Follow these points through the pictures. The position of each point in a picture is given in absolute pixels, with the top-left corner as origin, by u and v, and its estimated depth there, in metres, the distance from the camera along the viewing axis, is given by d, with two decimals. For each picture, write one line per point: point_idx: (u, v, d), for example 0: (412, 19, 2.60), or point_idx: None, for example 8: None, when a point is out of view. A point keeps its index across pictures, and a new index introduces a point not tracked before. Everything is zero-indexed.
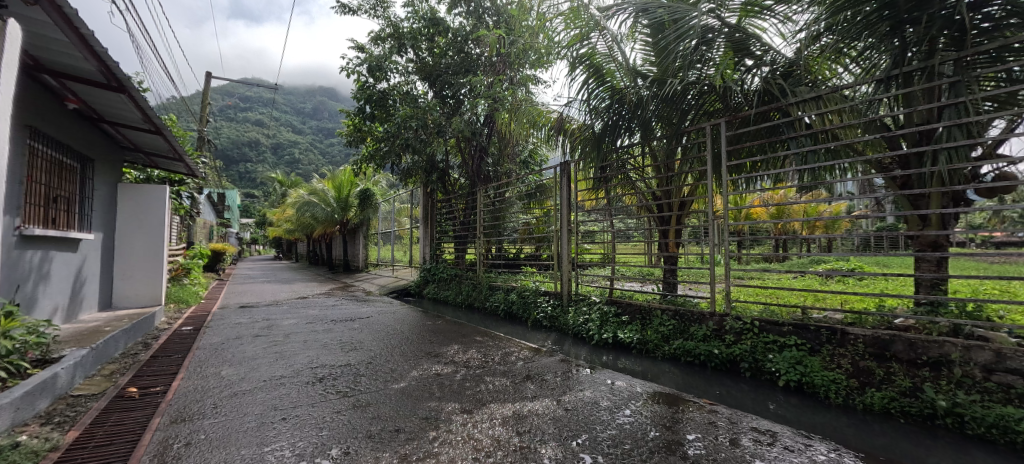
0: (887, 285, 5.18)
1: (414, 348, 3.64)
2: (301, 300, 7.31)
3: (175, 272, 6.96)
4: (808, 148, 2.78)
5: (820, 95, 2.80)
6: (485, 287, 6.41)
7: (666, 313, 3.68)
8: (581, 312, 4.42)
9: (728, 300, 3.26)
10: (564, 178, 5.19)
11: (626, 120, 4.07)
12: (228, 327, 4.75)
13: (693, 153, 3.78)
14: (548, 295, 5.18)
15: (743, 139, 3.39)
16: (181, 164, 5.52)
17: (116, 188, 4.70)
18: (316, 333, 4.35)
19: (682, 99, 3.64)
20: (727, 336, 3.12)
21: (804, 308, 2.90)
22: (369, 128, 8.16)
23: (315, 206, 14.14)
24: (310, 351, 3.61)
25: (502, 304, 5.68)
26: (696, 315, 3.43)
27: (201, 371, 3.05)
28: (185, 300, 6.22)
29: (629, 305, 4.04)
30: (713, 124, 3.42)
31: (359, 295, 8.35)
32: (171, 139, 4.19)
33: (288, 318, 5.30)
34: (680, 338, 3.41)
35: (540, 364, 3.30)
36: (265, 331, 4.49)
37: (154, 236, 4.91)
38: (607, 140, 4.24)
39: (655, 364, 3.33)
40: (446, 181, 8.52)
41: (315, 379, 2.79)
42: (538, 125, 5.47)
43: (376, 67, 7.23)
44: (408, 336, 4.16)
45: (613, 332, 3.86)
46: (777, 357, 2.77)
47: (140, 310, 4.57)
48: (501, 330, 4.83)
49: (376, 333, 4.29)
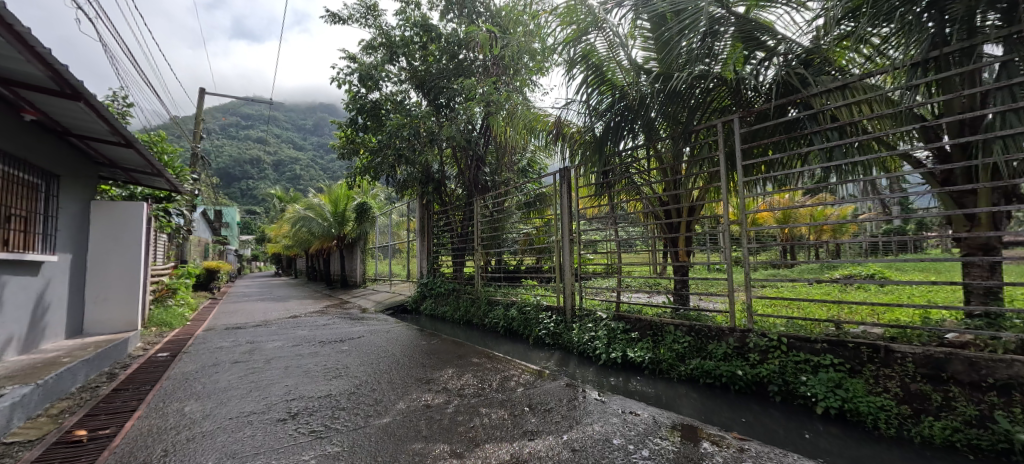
0: (913, 292, 4.83)
1: (403, 374, 3.31)
2: (292, 319, 6.98)
3: (159, 293, 6.64)
4: (835, 144, 2.51)
5: (846, 83, 2.54)
6: (484, 302, 6.07)
7: (680, 328, 3.36)
8: (586, 329, 4.08)
9: (750, 314, 2.93)
10: (563, 185, 4.93)
11: (628, 121, 3.82)
12: (208, 352, 4.43)
13: (704, 153, 3.50)
14: (550, 311, 4.84)
15: (758, 137, 3.12)
16: (163, 180, 5.28)
17: (90, 207, 4.44)
18: (299, 358, 4.02)
19: (686, 96, 3.37)
20: (751, 354, 2.80)
21: (838, 321, 2.58)
22: (362, 139, 7.94)
23: (311, 221, 13.91)
24: (289, 379, 3.27)
25: (502, 321, 5.34)
26: (714, 331, 3.11)
27: (162, 407, 2.71)
28: (168, 323, 5.90)
29: (639, 320, 3.72)
30: (724, 121, 3.15)
31: (353, 313, 8.01)
32: (144, 152, 3.96)
33: (273, 341, 4.96)
34: (697, 357, 3.07)
35: (542, 390, 2.96)
36: (246, 356, 4.15)
37: (131, 256, 4.63)
38: (609, 143, 3.97)
39: (670, 388, 2.99)
40: (442, 192, 8.27)
41: (287, 416, 2.45)
42: (535, 130, 5.22)
43: (367, 76, 7.06)
44: (399, 359, 3.82)
45: (622, 350, 3.52)
46: (811, 379, 2.44)
47: (111, 336, 4.25)
48: (500, 349, 4.48)
49: (364, 357, 3.95)
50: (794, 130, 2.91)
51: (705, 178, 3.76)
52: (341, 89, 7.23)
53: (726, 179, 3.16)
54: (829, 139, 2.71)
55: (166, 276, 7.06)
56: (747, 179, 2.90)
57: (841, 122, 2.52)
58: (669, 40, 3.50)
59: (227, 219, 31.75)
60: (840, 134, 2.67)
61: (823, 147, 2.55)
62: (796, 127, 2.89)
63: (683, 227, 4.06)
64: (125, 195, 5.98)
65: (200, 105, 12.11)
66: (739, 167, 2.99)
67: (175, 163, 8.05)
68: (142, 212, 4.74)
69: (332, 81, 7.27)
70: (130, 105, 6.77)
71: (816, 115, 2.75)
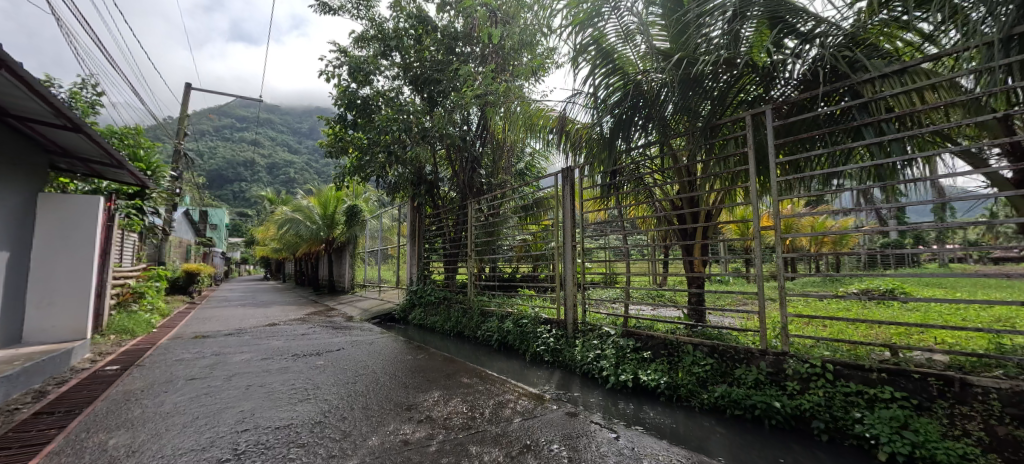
0: (943, 310, 4.46)
1: (381, 397, 2.85)
2: (269, 328, 6.46)
3: (123, 297, 6.09)
4: (890, 136, 2.17)
5: (906, 67, 2.19)
6: (477, 313, 5.61)
7: (700, 349, 2.94)
8: (590, 346, 3.64)
9: (786, 336, 2.54)
10: (565, 190, 4.54)
11: (639, 115, 3.43)
12: (165, 365, 3.92)
13: (729, 149, 3.13)
14: (549, 325, 4.40)
15: (794, 131, 2.77)
16: (127, 173, 4.83)
17: (37, 199, 3.96)
18: (265, 375, 3.52)
19: (709, 86, 3.00)
20: (789, 383, 2.40)
21: (895, 346, 2.20)
22: (351, 137, 7.50)
23: (299, 223, 13.38)
24: (247, 404, 2.79)
25: (496, 333, 4.89)
26: (742, 353, 2.70)
27: (82, 440, 2.22)
28: (130, 330, 5.36)
29: (650, 338, 3.30)
30: (754, 113, 2.78)
31: (337, 321, 7.50)
32: (95, 140, 3.52)
33: (241, 353, 4.45)
34: (722, 383, 2.67)
35: (543, 421, 2.52)
36: (205, 372, 3.65)
37: (83, 256, 4.14)
38: (618, 141, 3.59)
39: (691, 419, 2.57)
40: (435, 194, 7.86)
41: (231, 455, 1.98)
42: (536, 128, 4.83)
43: (357, 69, 6.66)
44: (378, 378, 3.35)
45: (632, 372, 3.09)
46: (867, 416, 2.05)
47: (50, 347, 3.72)
48: (494, 367, 4.03)
49: (339, 375, 3.47)
50: (838, 123, 2.56)
51: (725, 179, 3.39)
52: (330, 82, 6.81)
53: (755, 179, 2.80)
54: (881, 132, 2.37)
55: (134, 279, 6.51)
56: (782, 179, 2.53)
57: (899, 112, 2.18)
58: (688, 25, 3.11)
59: (215, 221, 31.02)
60: (897, 126, 2.32)
61: (875, 141, 2.21)
62: (841, 119, 2.55)
63: (699, 233, 3.66)
64: (87, 189, 5.47)
65: (186, 100, 11.62)
66: (773, 164, 2.64)
67: (152, 158, 7.55)
68: (97, 206, 4.27)
69: (320, 74, 6.85)
70: (100, 94, 6.30)
71: (867, 105, 2.41)
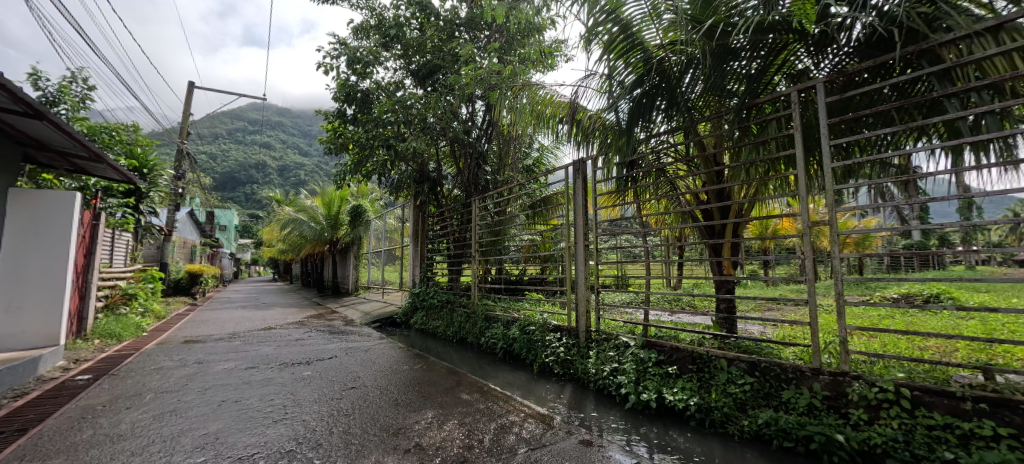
0: (1003, 321, 3.97)
1: (365, 419, 2.48)
2: (262, 332, 6.14)
3: (112, 299, 5.82)
4: (984, 109, 1.75)
5: (1006, 22, 1.75)
6: (481, 318, 5.22)
7: (737, 365, 2.53)
8: (605, 358, 3.22)
9: (846, 353, 2.11)
10: (576, 184, 4.13)
11: (659, 98, 3.03)
12: (140, 375, 3.60)
13: (770, 131, 2.70)
14: (559, 332, 3.99)
15: (851, 108, 2.34)
16: (112, 169, 4.65)
17: (7, 196, 3.70)
18: (244, 389, 3.17)
19: (744, 59, 2.58)
20: (852, 411, 1.98)
21: (995, 369, 1.76)
22: (351, 132, 7.19)
23: (303, 223, 13.21)
24: (214, 424, 2.43)
25: (500, 341, 4.49)
26: (791, 370, 2.28)
27: None
28: (115, 335, 5.08)
29: (676, 350, 2.88)
30: (801, 88, 2.37)
31: (336, 325, 7.17)
32: (61, 127, 3.30)
33: (225, 361, 4.12)
34: (767, 407, 2.24)
35: (552, 451, 2.12)
36: (179, 383, 3.31)
37: (56, 255, 3.86)
38: (636, 127, 3.18)
39: (730, 450, 2.15)
40: (438, 192, 7.54)
41: None
42: (543, 117, 4.44)
43: (356, 59, 6.34)
44: (367, 394, 2.98)
45: (656, 390, 2.66)
46: (964, 458, 1.59)
47: (16, 354, 3.42)
48: (497, 380, 3.63)
49: (325, 388, 3.10)
50: (909, 95, 2.14)
51: (760, 169, 2.98)
52: (328, 75, 6.49)
53: (804, 166, 2.37)
54: (968, 105, 1.94)
55: (126, 280, 6.27)
56: (835, 167, 2.12)
57: (995, 77, 1.75)
58: None
59: (224, 222, 31.11)
60: (989, 96, 1.89)
61: (965, 114, 1.78)
62: (913, 91, 2.12)
63: (729, 231, 3.22)
64: (74, 186, 5.25)
65: (188, 98, 11.46)
66: (826, 148, 2.23)
67: (148, 156, 7.34)
68: (74, 202, 4.01)
69: (318, 66, 6.55)
70: (91, 89, 6.12)
71: (948, 72, 1.98)
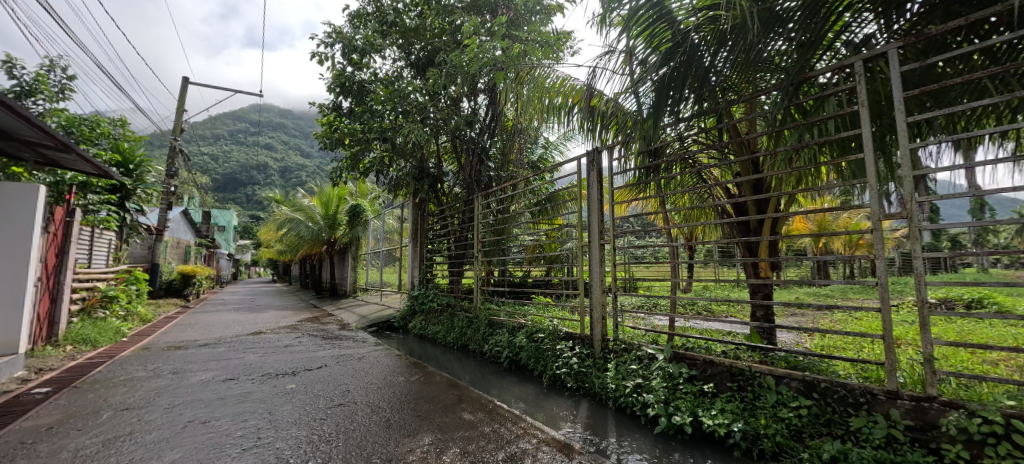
0: None
1: (350, 447, 2.09)
2: (251, 337, 5.76)
3: (90, 302, 5.46)
4: None
5: None
6: (484, 324, 4.83)
7: (788, 384, 2.16)
8: (627, 370, 2.84)
9: (934, 374, 1.73)
10: (591, 179, 3.72)
11: (688, 77, 2.66)
12: (103, 389, 3.22)
13: (823, 111, 2.31)
14: (571, 340, 3.61)
15: (929, 79, 1.97)
16: (85, 162, 4.30)
17: None
18: (215, 406, 2.79)
19: (794, 26, 2.21)
20: (949, 449, 1.60)
21: None
22: (347, 127, 6.83)
23: (300, 224, 12.94)
24: (170, 454, 2.05)
25: (506, 349, 4.12)
26: (860, 393, 1.91)
27: None
28: (90, 341, 4.72)
29: (710, 364, 2.51)
30: (868, 56, 1.99)
31: (330, 330, 6.79)
32: (10, 107, 2.95)
33: (203, 371, 3.74)
34: (832, 438, 1.85)
35: None
36: (145, 399, 2.94)
37: (17, 255, 3.52)
38: (663, 111, 2.79)
39: None
40: (438, 190, 7.19)
41: None
42: (553, 104, 4.05)
43: (352, 48, 5.98)
44: (355, 413, 2.60)
45: (690, 412, 2.27)
46: None
47: None
48: (505, 394, 3.25)
49: (308, 405, 2.73)
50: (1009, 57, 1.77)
51: (806, 157, 2.59)
52: (322, 65, 6.13)
53: (872, 148, 1.99)
54: None
55: (106, 282, 5.90)
56: (915, 148, 1.73)
57: None
58: None
59: (222, 222, 30.71)
60: None
61: None
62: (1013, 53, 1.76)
63: (767, 228, 2.85)
64: (48, 181, 4.89)
65: (182, 95, 11.14)
66: (902, 126, 1.85)
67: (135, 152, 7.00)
68: (38, 197, 3.67)
69: (312, 55, 6.19)
70: (71, 79, 5.79)
71: None
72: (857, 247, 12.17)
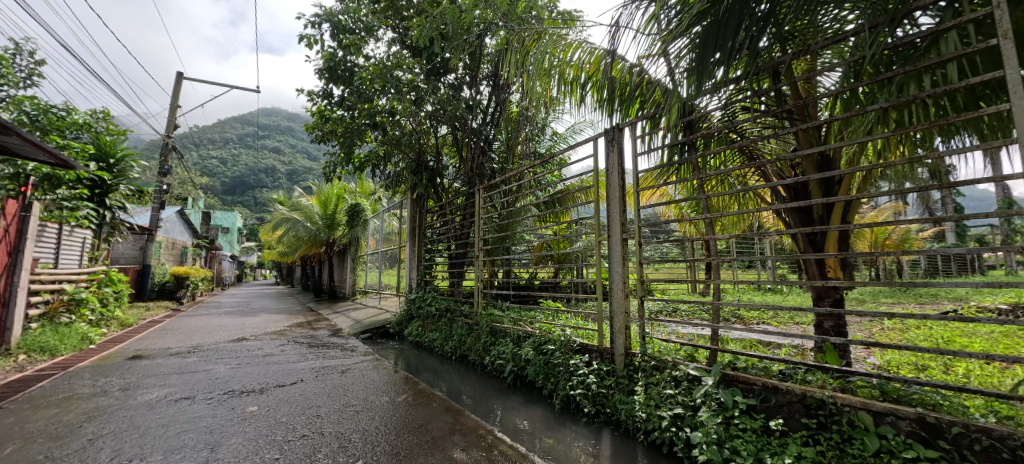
0: None
1: None
2: (230, 345, 5.25)
3: (54, 304, 4.98)
4: None
5: None
6: (486, 331, 4.28)
7: (893, 425, 1.57)
8: (661, 395, 2.25)
9: None
10: (611, 164, 3.10)
11: (741, 24, 1.99)
12: (29, 410, 2.70)
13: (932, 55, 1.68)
14: (586, 353, 3.03)
15: None
16: (39, 151, 3.86)
17: None
18: (149, 436, 2.26)
19: None
20: None
21: None
22: (338, 116, 6.32)
23: (299, 224, 12.53)
24: None
25: (509, 362, 3.58)
26: (1016, 445, 1.32)
27: None
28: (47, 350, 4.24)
29: (773, 391, 1.93)
30: None
31: (320, 336, 6.28)
32: None
33: (158, 388, 3.22)
34: None
35: None
36: (70, 426, 2.42)
37: None
38: (703, 69, 2.17)
39: None
40: (437, 185, 6.67)
41: None
42: (563, 79, 3.47)
43: (339, 28, 5.48)
44: (318, 449, 2.06)
45: (754, 458, 1.69)
46: None
47: None
48: (509, 419, 2.70)
49: (261, 438, 2.19)
50: None
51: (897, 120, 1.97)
52: (309, 48, 5.64)
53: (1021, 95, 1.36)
54: None
55: (77, 284, 5.43)
56: None
57: None
58: None
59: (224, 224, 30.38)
60: None
61: None
62: None
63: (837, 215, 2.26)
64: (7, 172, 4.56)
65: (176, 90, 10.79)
66: None
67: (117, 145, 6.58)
68: None
69: (299, 38, 5.70)
70: (40, 64, 5.37)
71: None
72: (882, 247, 11.49)
